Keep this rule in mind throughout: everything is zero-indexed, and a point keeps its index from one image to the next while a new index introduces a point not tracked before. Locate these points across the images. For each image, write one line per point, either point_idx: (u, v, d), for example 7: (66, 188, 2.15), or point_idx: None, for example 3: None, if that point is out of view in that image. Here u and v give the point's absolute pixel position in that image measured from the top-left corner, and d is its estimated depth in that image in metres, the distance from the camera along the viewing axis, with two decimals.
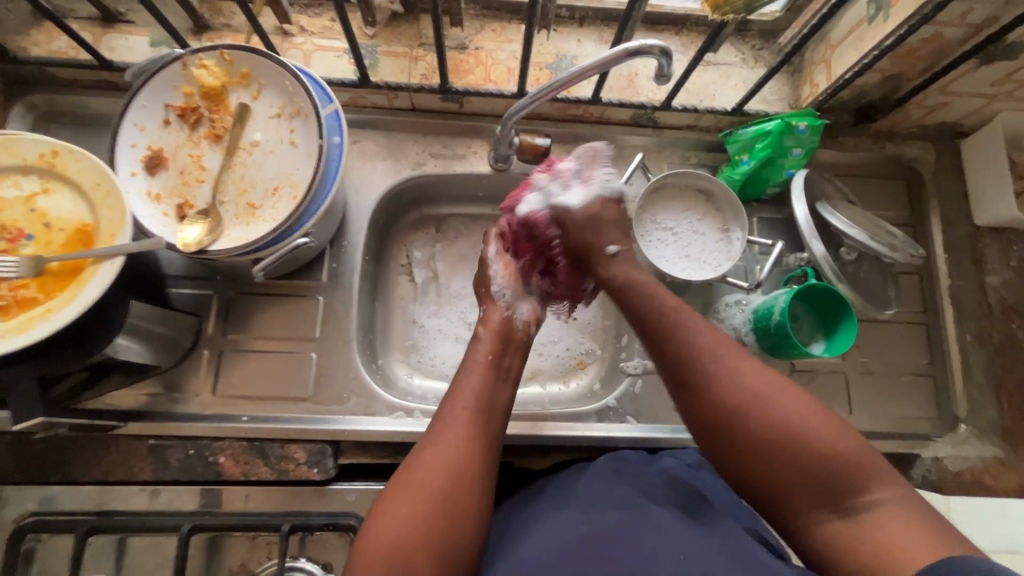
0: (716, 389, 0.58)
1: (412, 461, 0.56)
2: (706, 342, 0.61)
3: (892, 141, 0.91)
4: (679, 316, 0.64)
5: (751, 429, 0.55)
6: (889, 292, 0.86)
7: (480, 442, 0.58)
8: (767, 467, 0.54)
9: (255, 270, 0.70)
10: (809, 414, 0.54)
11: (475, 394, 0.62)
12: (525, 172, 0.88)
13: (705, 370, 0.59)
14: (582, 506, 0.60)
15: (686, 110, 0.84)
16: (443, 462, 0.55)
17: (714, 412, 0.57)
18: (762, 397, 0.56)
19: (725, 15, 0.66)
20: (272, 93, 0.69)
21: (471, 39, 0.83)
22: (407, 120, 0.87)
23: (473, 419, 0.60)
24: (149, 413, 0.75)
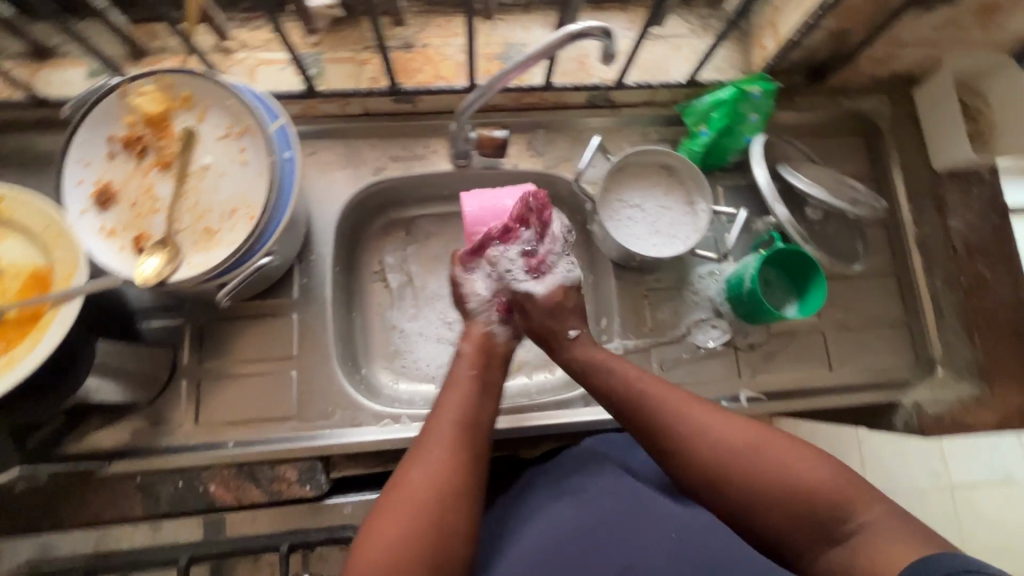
0: (693, 453, 0.60)
1: (410, 479, 0.55)
2: (679, 408, 0.62)
3: (847, 96, 0.91)
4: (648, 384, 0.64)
5: (736, 482, 0.58)
6: (856, 246, 0.87)
7: (474, 449, 0.58)
8: (759, 512, 0.57)
9: (216, 300, 0.67)
10: (785, 456, 0.58)
11: (466, 400, 0.62)
12: (487, 165, 0.87)
13: (683, 436, 0.60)
14: (572, 494, 0.62)
15: (640, 87, 0.84)
16: (440, 475, 0.55)
17: (699, 475, 0.59)
18: (742, 450, 0.59)
19: None
20: (219, 115, 0.67)
21: (416, 37, 0.81)
22: (361, 125, 0.85)
23: (465, 428, 0.59)
24: (131, 450, 0.74)
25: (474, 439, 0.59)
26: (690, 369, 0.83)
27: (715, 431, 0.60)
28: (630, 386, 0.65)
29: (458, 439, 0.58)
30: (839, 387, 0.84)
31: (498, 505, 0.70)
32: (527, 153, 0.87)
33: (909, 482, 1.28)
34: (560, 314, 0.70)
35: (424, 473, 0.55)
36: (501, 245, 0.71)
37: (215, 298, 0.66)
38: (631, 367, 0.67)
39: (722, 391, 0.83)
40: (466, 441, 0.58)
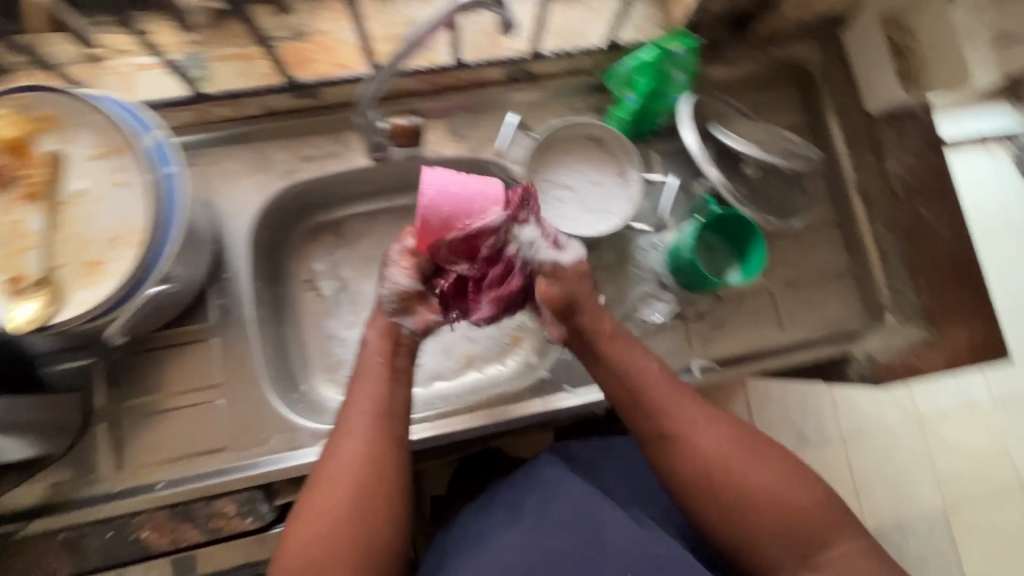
0: (696, 452, 0.60)
1: (326, 479, 0.57)
2: (683, 403, 0.62)
3: (776, 45, 0.88)
4: (657, 374, 0.63)
5: (723, 481, 0.59)
6: (795, 199, 0.85)
7: (382, 437, 0.59)
8: (735, 512, 0.59)
9: (109, 335, 0.63)
10: (778, 469, 0.60)
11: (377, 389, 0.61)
12: (408, 156, 0.81)
13: (684, 428, 0.61)
14: (536, 514, 0.65)
15: (557, 55, 0.79)
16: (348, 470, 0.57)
17: (692, 468, 0.60)
18: (738, 454, 0.60)
19: None
20: (87, 133, 0.60)
21: (308, 24, 0.75)
22: (264, 126, 0.78)
23: (374, 418, 0.60)
24: (51, 507, 0.68)
25: (383, 427, 0.59)
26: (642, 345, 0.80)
27: (714, 432, 0.61)
28: (635, 378, 0.63)
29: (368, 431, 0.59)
30: (792, 346, 0.83)
31: (462, 513, 0.73)
32: (448, 138, 0.82)
33: (875, 420, 1.32)
34: (575, 288, 0.64)
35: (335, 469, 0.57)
36: (515, 225, 0.64)
37: (107, 338, 0.60)
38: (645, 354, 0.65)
39: (675, 363, 0.80)
40: (372, 430, 0.59)
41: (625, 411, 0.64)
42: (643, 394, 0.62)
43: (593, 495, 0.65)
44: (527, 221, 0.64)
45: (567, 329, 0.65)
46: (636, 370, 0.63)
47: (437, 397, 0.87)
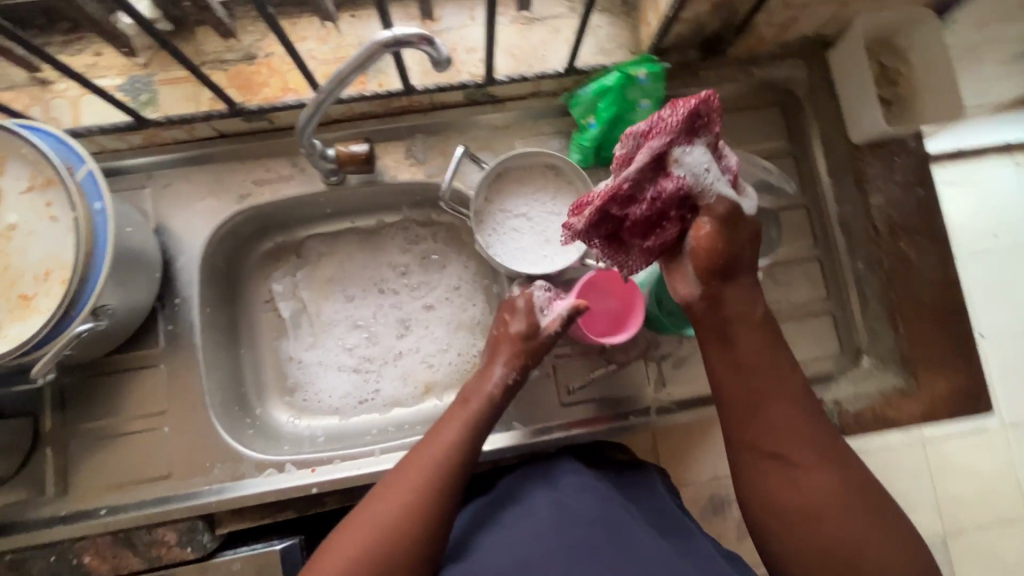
0: (801, 472, 0.56)
1: (411, 472, 0.58)
2: (801, 434, 0.57)
3: (757, 66, 0.83)
4: (789, 398, 0.58)
5: (808, 521, 0.54)
6: (772, 234, 0.79)
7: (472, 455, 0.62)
8: (803, 551, 0.55)
9: (30, 377, 0.60)
10: (882, 539, 0.53)
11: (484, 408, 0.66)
12: (362, 181, 0.80)
13: (794, 454, 0.56)
14: (559, 511, 0.61)
15: (513, 80, 0.75)
16: (428, 468, 0.59)
17: (783, 496, 0.56)
18: (840, 507, 0.54)
19: None
20: (19, 166, 0.60)
21: (257, 46, 0.73)
22: (217, 149, 0.77)
23: (459, 430, 0.62)
24: (2, 526, 0.70)
25: (467, 443, 0.62)
26: (599, 384, 0.78)
27: (825, 473, 0.55)
28: (753, 383, 0.59)
29: (458, 441, 0.61)
30: None
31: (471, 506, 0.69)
32: (406, 162, 0.80)
33: None
34: (739, 242, 0.57)
35: (421, 466, 0.59)
36: (689, 151, 0.53)
37: (31, 376, 0.59)
38: (789, 375, 0.59)
39: (630, 404, 0.77)
40: (465, 442, 0.62)
41: (743, 422, 0.59)
42: (760, 408, 0.58)
43: (616, 507, 0.62)
44: (706, 145, 0.54)
45: (704, 291, 0.59)
46: (759, 384, 0.59)
47: (392, 425, 0.86)
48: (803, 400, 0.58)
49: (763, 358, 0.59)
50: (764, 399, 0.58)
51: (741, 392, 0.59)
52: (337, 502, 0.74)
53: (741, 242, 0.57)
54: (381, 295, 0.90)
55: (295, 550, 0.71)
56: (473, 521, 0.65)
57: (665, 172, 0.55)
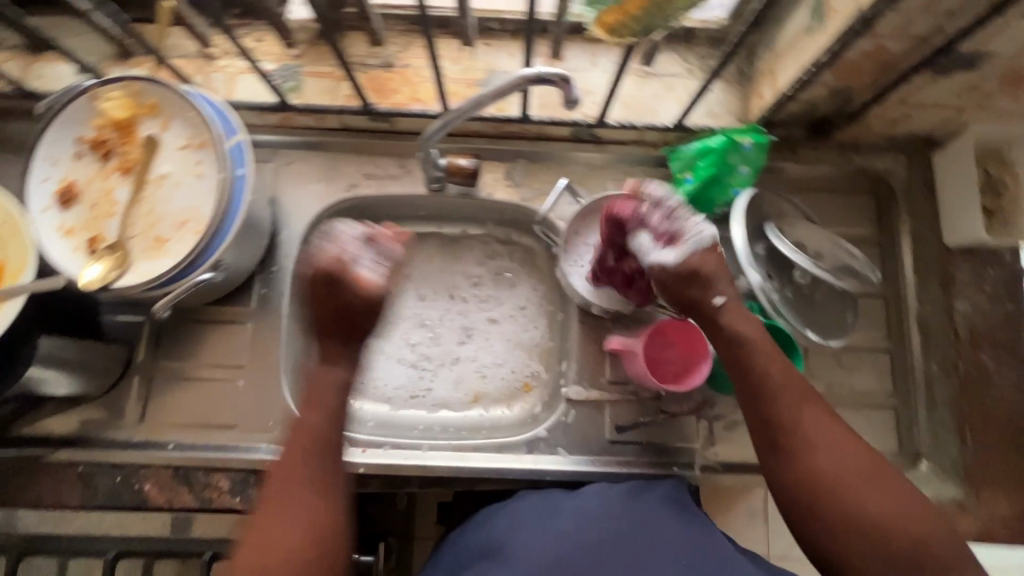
0: (809, 454, 0.56)
1: (258, 542, 0.55)
2: (805, 415, 0.57)
3: (859, 153, 0.84)
4: (787, 380, 0.59)
5: (835, 505, 0.54)
6: (846, 318, 0.80)
7: (331, 487, 0.60)
8: (846, 541, 0.53)
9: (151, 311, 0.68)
10: (902, 504, 0.53)
11: (321, 426, 0.62)
12: (461, 192, 0.85)
13: (798, 440, 0.57)
14: (580, 515, 0.64)
15: (622, 127, 0.80)
16: (275, 539, 0.55)
17: (799, 482, 0.56)
18: (854, 480, 0.54)
19: (622, 40, 0.52)
20: (182, 126, 0.68)
21: (397, 56, 0.80)
22: (338, 140, 0.84)
23: (284, 479, 0.59)
24: (83, 438, 0.76)
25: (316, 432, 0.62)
26: (648, 430, 0.79)
27: (830, 453, 0.55)
28: (759, 376, 0.59)
29: (302, 486, 0.59)
30: None
31: (483, 513, 0.73)
32: (503, 182, 0.85)
33: None
34: (684, 287, 0.61)
35: (277, 534, 0.56)
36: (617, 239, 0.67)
37: (152, 309, 0.66)
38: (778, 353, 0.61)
39: (675, 455, 0.78)
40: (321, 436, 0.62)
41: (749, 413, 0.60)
42: (762, 398, 0.59)
43: (632, 503, 0.67)
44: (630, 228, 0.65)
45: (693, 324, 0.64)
46: (760, 370, 0.59)
47: (438, 425, 0.90)
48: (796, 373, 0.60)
49: (754, 345, 0.60)
50: (764, 388, 0.59)
51: (745, 384, 0.60)
52: (378, 487, 0.78)
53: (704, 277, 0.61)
54: (451, 300, 0.94)
55: None
56: (483, 522, 0.69)
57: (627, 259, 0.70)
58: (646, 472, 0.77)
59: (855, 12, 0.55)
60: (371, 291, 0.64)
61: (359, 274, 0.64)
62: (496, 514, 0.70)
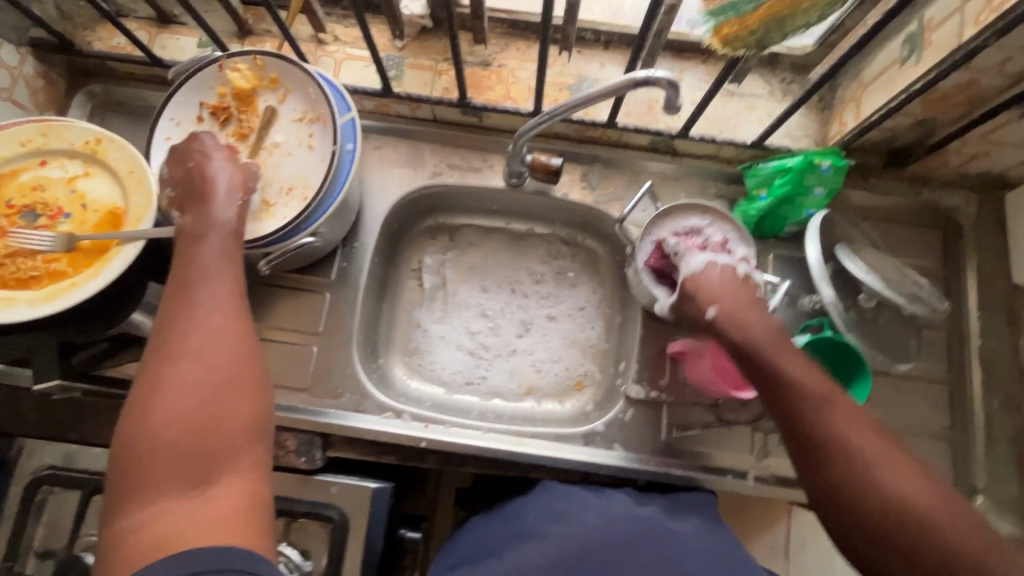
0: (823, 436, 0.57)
1: (164, 351, 0.52)
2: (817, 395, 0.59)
3: (929, 187, 0.86)
4: (815, 395, 0.59)
5: (873, 520, 0.54)
6: (909, 346, 0.81)
7: (237, 304, 0.57)
8: (882, 546, 0.54)
9: (254, 264, 0.74)
10: (921, 483, 0.54)
11: (213, 265, 0.58)
12: (539, 189, 0.89)
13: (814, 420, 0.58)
14: (608, 515, 0.69)
15: (704, 140, 0.82)
16: (171, 340, 0.52)
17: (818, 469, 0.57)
18: (862, 457, 0.56)
19: (735, 52, 0.57)
20: (298, 100, 0.73)
21: (494, 56, 0.85)
22: (427, 130, 0.89)
23: (179, 305, 0.55)
24: None
25: (213, 274, 0.57)
26: (703, 436, 0.80)
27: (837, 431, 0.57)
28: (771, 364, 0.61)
29: (204, 307, 0.55)
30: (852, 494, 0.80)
31: (506, 504, 0.75)
32: (579, 184, 0.88)
33: None
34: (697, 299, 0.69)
35: (196, 339, 0.52)
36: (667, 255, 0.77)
37: (259, 262, 0.72)
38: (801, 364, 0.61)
39: (729, 464, 0.79)
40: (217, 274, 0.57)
41: (785, 435, 0.60)
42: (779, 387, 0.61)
43: (662, 512, 0.71)
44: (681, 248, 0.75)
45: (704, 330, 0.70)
46: (785, 378, 0.60)
47: (491, 412, 0.91)
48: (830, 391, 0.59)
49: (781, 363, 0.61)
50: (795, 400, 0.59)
51: (779, 404, 0.60)
52: (435, 463, 0.80)
53: (728, 306, 0.66)
54: (512, 294, 0.96)
55: (384, 494, 0.76)
56: (511, 515, 0.72)
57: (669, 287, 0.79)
58: (700, 476, 0.78)
59: (957, 45, 0.58)
60: (206, 168, 0.64)
61: (222, 154, 0.65)
62: (523, 506, 0.73)
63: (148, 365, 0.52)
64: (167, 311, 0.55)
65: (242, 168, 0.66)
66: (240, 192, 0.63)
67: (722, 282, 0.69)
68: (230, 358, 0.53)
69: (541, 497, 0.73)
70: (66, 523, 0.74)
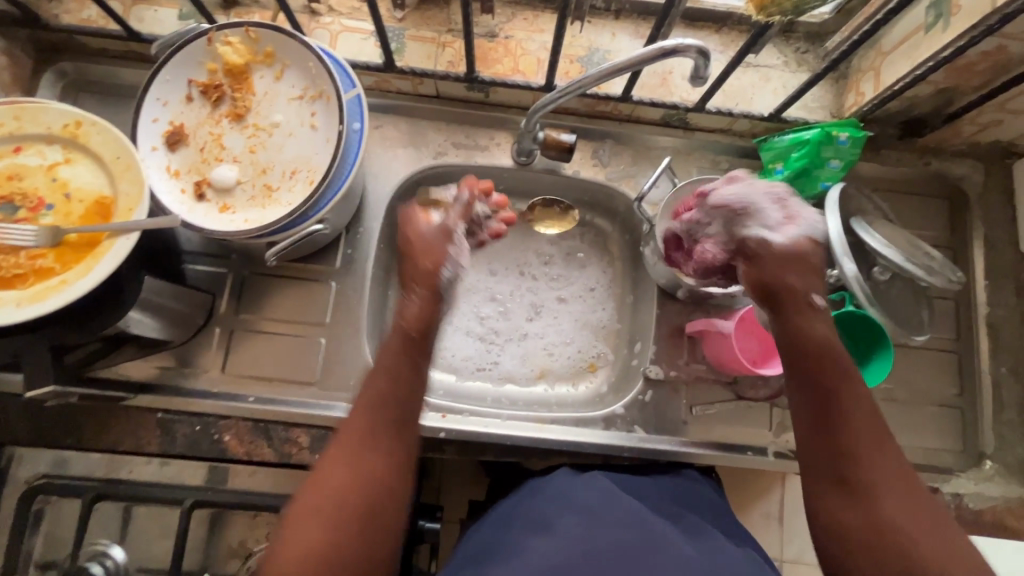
0: (860, 466, 0.52)
1: (331, 508, 0.50)
2: (865, 431, 0.53)
3: (938, 158, 0.86)
4: (855, 428, 0.53)
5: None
6: (922, 315, 0.81)
7: (403, 445, 0.55)
8: None
9: (261, 254, 0.70)
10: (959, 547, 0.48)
11: (392, 391, 0.56)
12: (548, 168, 0.86)
13: (862, 454, 0.52)
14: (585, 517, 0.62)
15: (720, 113, 0.80)
16: (350, 495, 0.50)
17: (855, 491, 0.51)
18: (903, 503, 0.50)
19: (770, 17, 0.63)
20: (296, 76, 0.69)
21: (501, 27, 0.82)
22: (431, 107, 0.84)
23: (354, 441, 0.53)
24: (158, 386, 0.76)
25: (396, 394, 0.56)
26: (723, 413, 0.80)
27: (878, 470, 0.51)
28: (823, 384, 0.55)
29: (386, 459, 0.53)
30: None
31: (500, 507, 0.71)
32: (590, 161, 0.85)
33: None
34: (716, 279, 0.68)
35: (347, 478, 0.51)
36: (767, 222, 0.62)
37: (265, 253, 0.69)
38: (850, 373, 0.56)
39: (750, 441, 0.79)
40: (400, 392, 0.56)
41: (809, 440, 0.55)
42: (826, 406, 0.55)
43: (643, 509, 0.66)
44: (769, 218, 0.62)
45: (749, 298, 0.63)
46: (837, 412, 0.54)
47: (505, 398, 0.89)
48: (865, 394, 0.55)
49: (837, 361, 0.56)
50: (835, 421, 0.54)
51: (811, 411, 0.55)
52: (454, 453, 0.78)
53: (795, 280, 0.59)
54: (521, 277, 0.93)
55: None
56: (501, 524, 0.67)
57: (699, 232, 0.68)
58: (723, 454, 0.78)
59: (990, 9, 0.57)
60: (417, 250, 0.63)
61: (428, 235, 0.63)
62: (506, 517, 0.67)
63: (314, 514, 0.49)
64: (341, 450, 0.53)
65: (432, 237, 0.64)
66: (419, 285, 0.61)
67: (775, 254, 0.60)
68: (366, 519, 0.50)
69: (526, 502, 0.68)
70: (68, 531, 0.72)
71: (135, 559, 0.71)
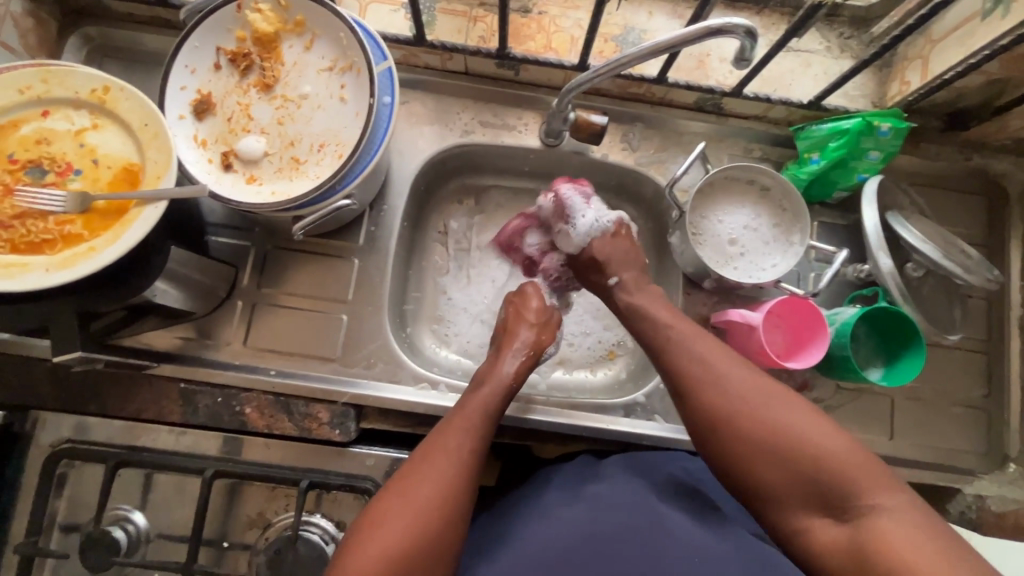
0: (707, 395, 0.61)
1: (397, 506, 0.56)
2: (701, 359, 0.64)
3: (980, 152, 0.83)
4: (690, 362, 0.64)
5: (771, 464, 0.57)
6: (954, 313, 0.79)
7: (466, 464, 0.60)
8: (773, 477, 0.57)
9: (290, 229, 0.69)
10: (814, 426, 0.57)
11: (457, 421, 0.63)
12: (576, 150, 0.84)
13: (710, 379, 0.62)
14: (598, 503, 0.62)
15: (758, 99, 0.78)
16: (410, 506, 0.56)
17: (709, 411, 0.61)
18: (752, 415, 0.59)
19: None
20: (326, 46, 0.67)
21: (534, 2, 0.80)
22: (459, 84, 0.82)
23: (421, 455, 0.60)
24: (181, 355, 0.77)
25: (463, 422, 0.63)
26: None
27: (728, 391, 0.61)
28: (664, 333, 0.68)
29: (443, 467, 0.59)
30: (894, 459, 0.79)
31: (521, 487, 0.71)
32: (619, 145, 0.83)
33: None
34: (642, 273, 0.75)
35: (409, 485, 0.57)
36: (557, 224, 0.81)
37: (292, 227, 0.67)
38: (712, 367, 0.63)
39: None
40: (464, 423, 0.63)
41: (701, 452, 0.63)
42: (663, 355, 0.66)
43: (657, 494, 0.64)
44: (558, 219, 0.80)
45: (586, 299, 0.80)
46: (677, 355, 0.65)
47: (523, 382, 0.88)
48: (745, 372, 0.62)
49: (688, 368, 0.64)
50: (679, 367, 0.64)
51: (695, 425, 0.62)
52: None
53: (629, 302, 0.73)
54: None
55: None
56: (525, 500, 0.67)
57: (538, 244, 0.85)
58: None
59: None
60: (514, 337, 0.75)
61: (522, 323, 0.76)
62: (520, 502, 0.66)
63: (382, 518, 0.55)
64: (409, 471, 0.59)
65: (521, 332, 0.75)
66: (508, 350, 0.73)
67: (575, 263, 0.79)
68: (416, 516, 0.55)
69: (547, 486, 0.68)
70: (90, 497, 0.72)
71: (155, 526, 0.72)
